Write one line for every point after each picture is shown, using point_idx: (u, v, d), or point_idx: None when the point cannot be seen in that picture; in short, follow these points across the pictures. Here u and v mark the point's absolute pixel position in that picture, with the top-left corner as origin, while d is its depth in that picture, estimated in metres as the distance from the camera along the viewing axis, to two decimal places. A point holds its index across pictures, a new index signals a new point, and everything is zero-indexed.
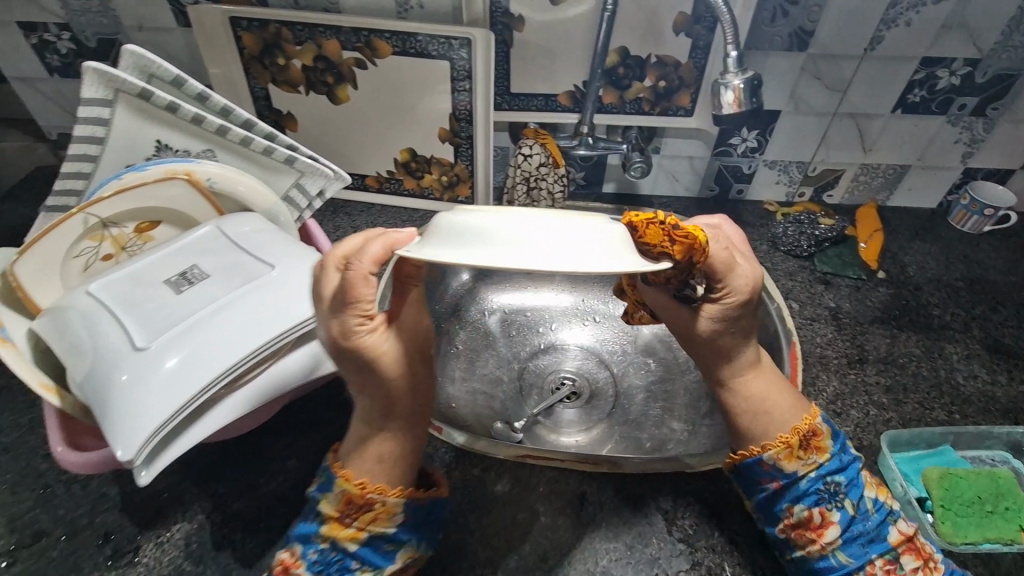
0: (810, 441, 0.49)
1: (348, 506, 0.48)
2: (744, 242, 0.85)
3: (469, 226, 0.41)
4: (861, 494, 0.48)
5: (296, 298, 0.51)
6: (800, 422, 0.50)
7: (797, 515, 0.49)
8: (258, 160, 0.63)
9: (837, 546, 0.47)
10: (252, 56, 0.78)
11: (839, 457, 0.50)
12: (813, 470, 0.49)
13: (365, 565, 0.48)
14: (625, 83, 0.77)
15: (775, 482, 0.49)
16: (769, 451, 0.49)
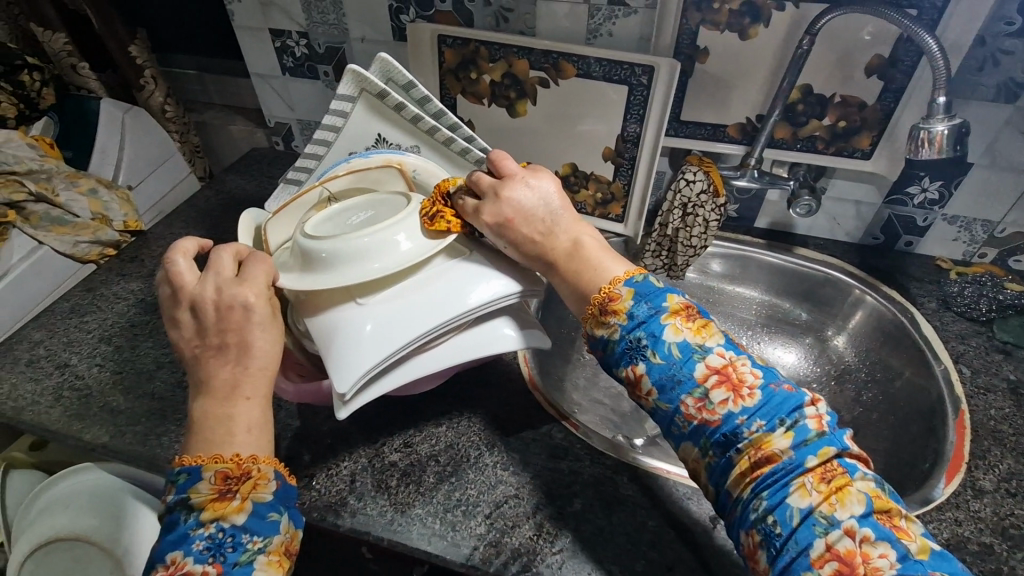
0: (607, 307, 0.50)
1: (225, 482, 0.44)
2: (909, 296, 0.80)
3: (321, 252, 0.55)
4: (662, 343, 0.47)
5: (481, 280, 0.57)
6: (603, 291, 0.51)
7: (624, 376, 0.48)
8: (453, 159, 0.70)
9: (654, 395, 0.47)
10: (449, 69, 0.89)
11: (637, 315, 0.49)
12: (617, 331, 0.49)
13: (256, 537, 0.44)
14: (801, 120, 0.77)
15: (599, 350, 0.51)
16: (585, 326, 0.52)
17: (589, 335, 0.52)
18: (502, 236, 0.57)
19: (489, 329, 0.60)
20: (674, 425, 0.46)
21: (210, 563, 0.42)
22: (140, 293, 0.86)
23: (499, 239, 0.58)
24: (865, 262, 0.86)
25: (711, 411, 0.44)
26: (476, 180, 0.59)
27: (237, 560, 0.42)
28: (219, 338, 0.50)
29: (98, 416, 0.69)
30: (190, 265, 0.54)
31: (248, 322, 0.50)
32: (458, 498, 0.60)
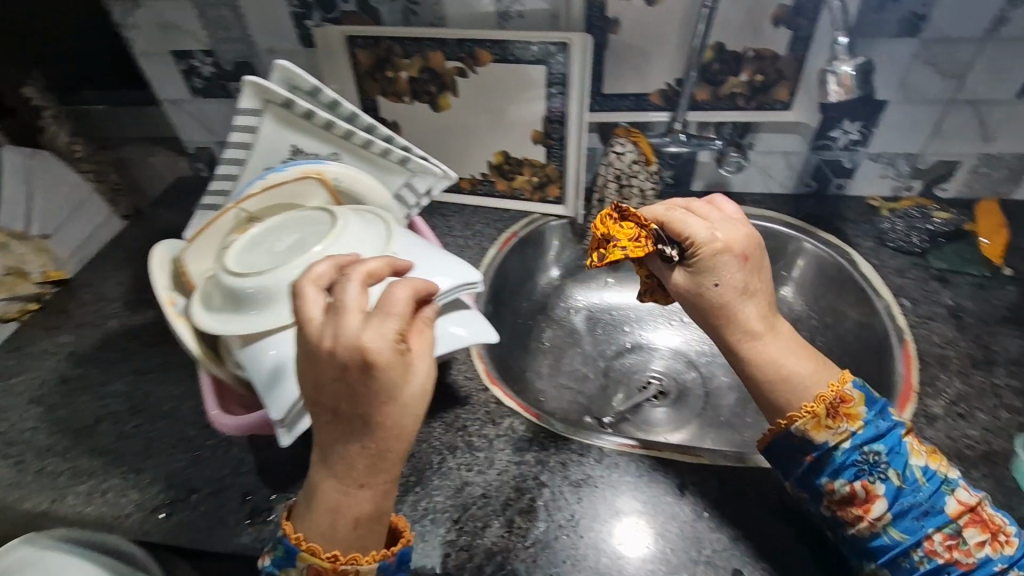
0: (840, 410, 0.51)
1: None
2: (847, 238, 0.82)
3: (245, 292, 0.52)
4: (904, 463, 0.50)
5: (416, 283, 0.55)
6: (829, 390, 0.52)
7: (840, 492, 0.50)
8: (375, 161, 0.69)
9: (890, 522, 0.48)
10: (365, 71, 0.86)
11: (875, 428, 0.51)
12: (849, 439, 0.50)
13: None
14: (720, 79, 0.77)
15: (811, 456, 0.51)
16: (796, 421, 0.51)
17: (779, 436, 0.53)
18: (700, 271, 0.58)
19: (430, 331, 0.58)
20: (903, 557, 0.48)
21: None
22: (72, 345, 0.81)
23: (714, 288, 0.57)
24: (802, 210, 0.87)
25: (965, 552, 0.47)
26: (684, 227, 0.58)
27: None
28: (336, 404, 0.42)
29: (35, 483, 0.64)
30: (319, 297, 0.43)
31: (370, 381, 0.40)
32: (426, 507, 0.58)
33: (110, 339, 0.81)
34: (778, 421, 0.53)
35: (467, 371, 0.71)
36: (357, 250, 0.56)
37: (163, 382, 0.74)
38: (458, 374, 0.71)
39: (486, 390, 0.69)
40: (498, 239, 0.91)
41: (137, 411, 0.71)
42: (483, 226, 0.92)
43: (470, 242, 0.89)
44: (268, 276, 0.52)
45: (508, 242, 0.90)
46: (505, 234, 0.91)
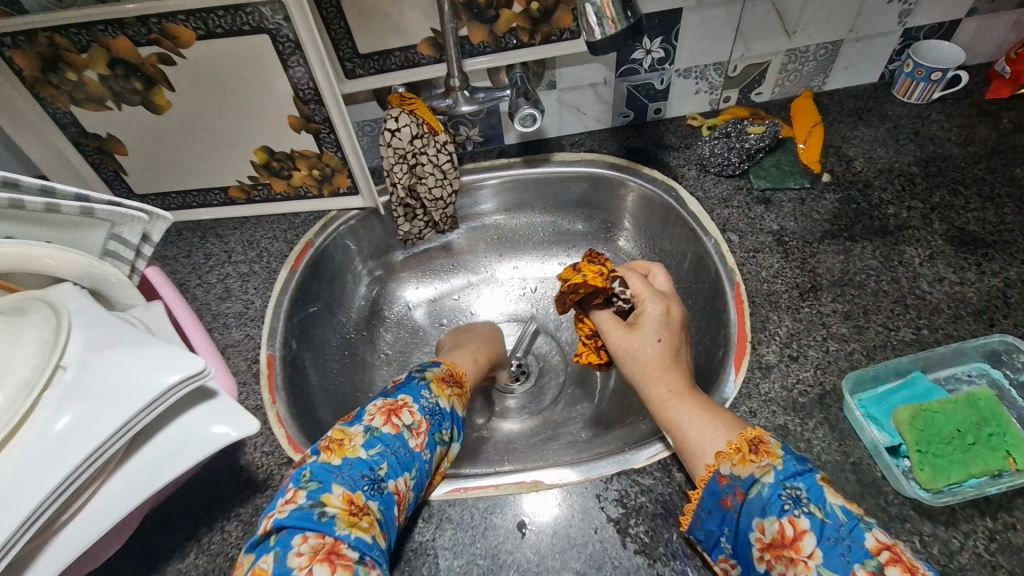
0: (757, 445, 0.43)
1: (449, 378, 0.59)
2: (670, 170, 0.75)
3: None
4: (824, 497, 0.40)
5: (104, 401, 0.40)
6: (745, 431, 0.45)
7: (768, 531, 0.40)
8: (45, 221, 0.50)
9: (817, 561, 0.38)
10: (35, 77, 0.63)
11: (791, 463, 0.42)
12: (771, 473, 0.42)
13: (448, 431, 0.54)
14: (491, 14, 0.64)
15: (738, 495, 0.42)
16: (722, 462, 0.44)
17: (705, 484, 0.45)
18: (659, 319, 0.54)
19: (158, 448, 0.44)
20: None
21: (427, 418, 0.53)
22: None
23: (661, 336, 0.53)
24: (624, 145, 0.78)
25: None
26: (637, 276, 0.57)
27: (438, 432, 0.53)
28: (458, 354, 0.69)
29: None
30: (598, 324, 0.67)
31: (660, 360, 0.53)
32: None
33: None
34: (705, 468, 0.45)
35: (264, 446, 0.57)
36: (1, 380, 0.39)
37: None
38: (255, 451, 0.57)
39: (291, 462, 0.56)
40: (290, 255, 0.73)
41: None
42: (268, 241, 0.75)
43: (254, 266, 0.73)
44: None
45: (303, 256, 0.73)
46: (298, 247, 0.74)
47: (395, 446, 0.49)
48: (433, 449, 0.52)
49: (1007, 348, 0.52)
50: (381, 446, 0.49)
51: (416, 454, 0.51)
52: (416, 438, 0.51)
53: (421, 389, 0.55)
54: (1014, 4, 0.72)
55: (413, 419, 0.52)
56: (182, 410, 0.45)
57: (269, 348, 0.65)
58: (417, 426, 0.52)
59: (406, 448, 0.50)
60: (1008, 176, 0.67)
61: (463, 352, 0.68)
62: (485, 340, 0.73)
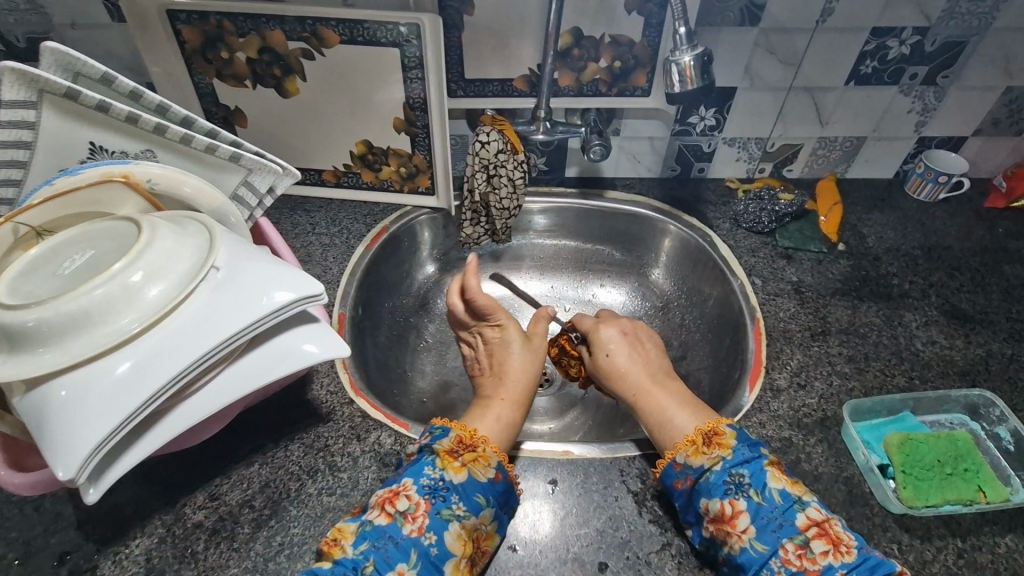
0: (711, 438, 0.54)
1: (459, 445, 0.54)
2: (707, 220, 0.86)
3: (19, 327, 0.43)
4: (765, 483, 0.50)
5: (243, 300, 0.49)
6: (702, 425, 0.55)
7: (712, 509, 0.50)
8: (200, 158, 0.60)
9: (751, 535, 0.48)
10: (194, 50, 0.75)
11: (741, 454, 0.52)
12: (719, 462, 0.52)
13: (462, 503, 0.49)
14: (580, 64, 0.77)
15: (688, 480, 0.53)
16: (679, 452, 0.54)
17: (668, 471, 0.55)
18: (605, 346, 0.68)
19: (269, 352, 0.52)
20: (763, 569, 0.47)
21: (426, 498, 0.49)
22: None
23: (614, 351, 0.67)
24: (668, 193, 0.90)
25: (812, 560, 0.46)
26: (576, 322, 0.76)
27: (442, 510, 0.49)
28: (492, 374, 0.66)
29: None
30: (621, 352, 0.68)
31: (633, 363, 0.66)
32: (281, 543, 0.53)
33: None
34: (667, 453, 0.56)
35: (329, 385, 0.65)
36: (168, 267, 0.48)
37: None
38: (320, 388, 0.65)
39: (350, 403, 0.63)
40: (367, 236, 0.83)
41: None
42: (349, 222, 0.85)
43: (335, 240, 0.83)
44: (48, 306, 0.43)
45: (378, 238, 0.83)
46: (375, 230, 0.84)
47: (383, 539, 0.47)
48: (438, 529, 0.48)
49: (984, 402, 0.61)
50: (370, 542, 0.46)
51: (414, 540, 0.47)
52: (412, 524, 0.48)
53: (425, 467, 0.51)
54: (1013, 131, 0.85)
55: (409, 504, 0.49)
56: (290, 327, 0.54)
57: (341, 308, 0.74)
58: (413, 509, 0.48)
59: (399, 538, 0.47)
60: (997, 271, 0.78)
61: (493, 407, 0.60)
62: (514, 388, 0.63)
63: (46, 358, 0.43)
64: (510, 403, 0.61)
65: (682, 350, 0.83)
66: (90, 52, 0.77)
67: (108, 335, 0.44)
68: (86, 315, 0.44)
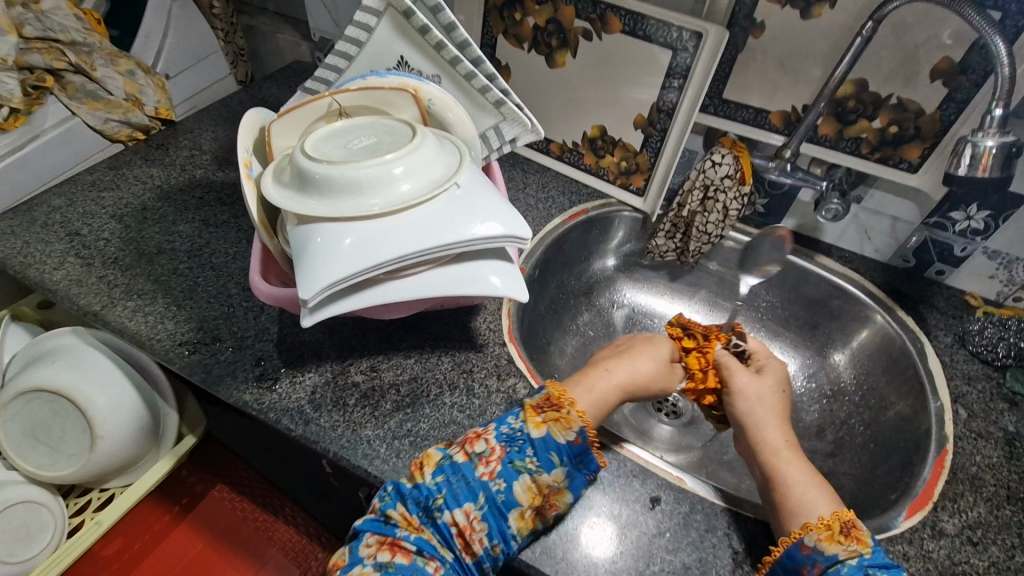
0: (850, 529, 0.48)
1: (545, 403, 0.54)
2: (924, 326, 0.76)
3: (314, 175, 0.55)
4: None
5: (468, 219, 0.56)
6: (841, 513, 0.50)
7: None
8: (472, 95, 0.68)
9: None
10: (496, 6, 0.85)
11: (880, 559, 0.46)
12: (855, 557, 0.46)
13: (535, 458, 0.51)
14: (850, 118, 0.72)
15: (816, 568, 0.47)
16: (809, 533, 0.49)
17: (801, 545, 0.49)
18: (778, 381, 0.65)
19: (467, 270, 0.59)
20: None
21: (501, 445, 0.51)
22: (158, 179, 0.87)
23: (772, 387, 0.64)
24: (889, 282, 0.81)
25: None
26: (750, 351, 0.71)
27: (515, 461, 0.50)
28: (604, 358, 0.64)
29: (95, 285, 0.71)
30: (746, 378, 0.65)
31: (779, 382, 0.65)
32: (409, 429, 0.61)
33: (192, 184, 0.86)
34: (792, 531, 0.50)
35: (491, 322, 0.71)
36: (423, 170, 0.57)
37: (224, 239, 0.79)
38: (482, 322, 0.72)
39: (503, 345, 0.69)
40: (567, 211, 0.88)
41: (194, 255, 0.76)
42: (556, 193, 0.91)
43: (539, 204, 0.89)
44: (338, 168, 0.54)
45: (576, 217, 0.88)
46: (576, 209, 0.89)
47: (457, 476, 0.50)
48: (509, 478, 0.50)
49: None
50: (445, 474, 0.50)
51: (484, 483, 0.49)
52: (485, 468, 0.50)
53: (509, 419, 0.54)
54: None
55: (486, 447, 0.51)
56: (489, 258, 0.60)
57: (524, 264, 0.80)
58: (488, 454, 0.51)
59: (471, 478, 0.49)
60: None
61: (591, 376, 0.59)
62: (637, 373, 0.61)
63: (323, 205, 0.54)
64: (611, 381, 0.59)
65: (834, 448, 0.77)
66: None
67: (367, 206, 0.55)
68: (358, 184, 0.55)
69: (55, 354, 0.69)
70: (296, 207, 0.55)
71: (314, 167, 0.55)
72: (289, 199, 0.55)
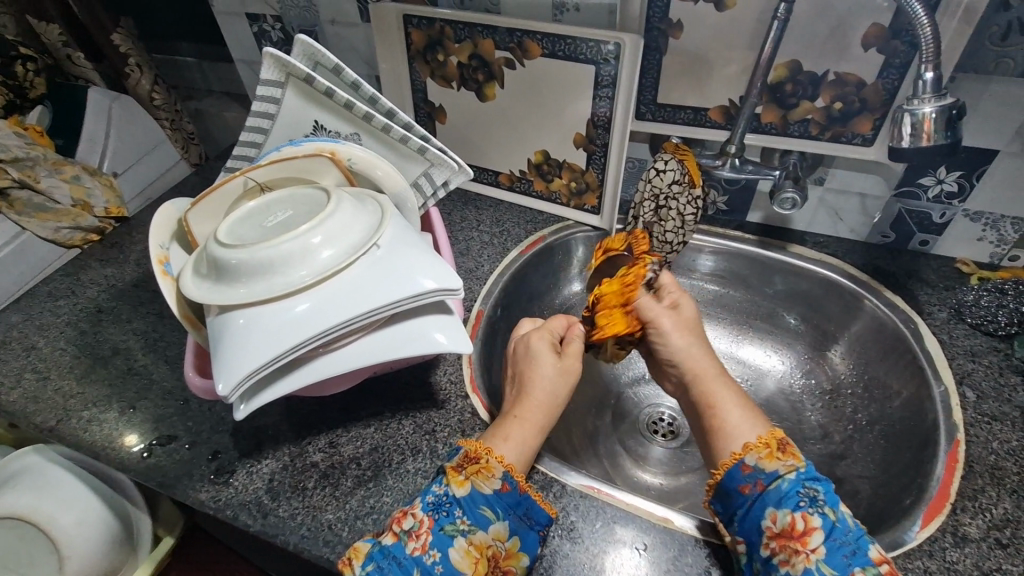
0: (786, 447, 0.50)
1: (465, 460, 0.52)
2: (916, 303, 0.71)
3: (227, 262, 0.53)
4: (839, 505, 0.47)
5: (392, 279, 0.53)
6: (775, 431, 0.52)
7: (780, 521, 0.47)
8: (394, 147, 0.67)
9: (821, 555, 0.44)
10: (417, 51, 0.83)
11: (812, 469, 0.49)
12: (793, 471, 0.49)
13: (466, 517, 0.49)
14: (791, 101, 0.68)
15: (757, 485, 0.49)
16: (749, 453, 0.50)
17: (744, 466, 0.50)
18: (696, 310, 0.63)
19: (403, 331, 0.56)
20: None
21: (429, 514, 0.49)
22: (112, 278, 0.86)
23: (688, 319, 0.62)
24: (871, 262, 0.76)
25: None
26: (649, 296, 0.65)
27: (445, 525, 0.48)
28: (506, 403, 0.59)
29: (50, 400, 0.70)
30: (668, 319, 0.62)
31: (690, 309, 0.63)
32: (371, 506, 0.57)
33: (147, 278, 0.86)
34: (731, 454, 0.52)
35: (452, 375, 0.68)
36: (342, 236, 0.55)
37: (178, 330, 0.78)
38: (443, 375, 0.68)
39: (465, 397, 0.66)
40: (524, 242, 0.85)
41: (148, 352, 0.75)
42: (512, 225, 0.88)
43: (495, 240, 0.86)
44: (249, 251, 0.52)
45: (533, 246, 0.84)
46: (533, 237, 0.86)
47: (388, 559, 0.47)
48: (441, 546, 0.47)
49: None
50: (376, 561, 0.47)
51: (417, 559, 0.47)
52: (415, 542, 0.47)
53: (434, 488, 0.52)
54: None
55: (414, 521, 0.49)
56: (427, 314, 0.57)
57: (481, 305, 0.77)
58: (417, 527, 0.48)
59: (402, 557, 0.47)
60: None
61: (508, 425, 0.56)
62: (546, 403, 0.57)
63: (240, 292, 0.53)
64: (531, 426, 0.56)
65: (843, 449, 0.71)
66: (340, 45, 0.91)
67: (285, 284, 0.52)
68: (272, 265, 0.53)
69: (19, 478, 0.68)
70: (212, 299, 0.53)
71: (225, 254, 0.53)
72: (204, 292, 0.53)
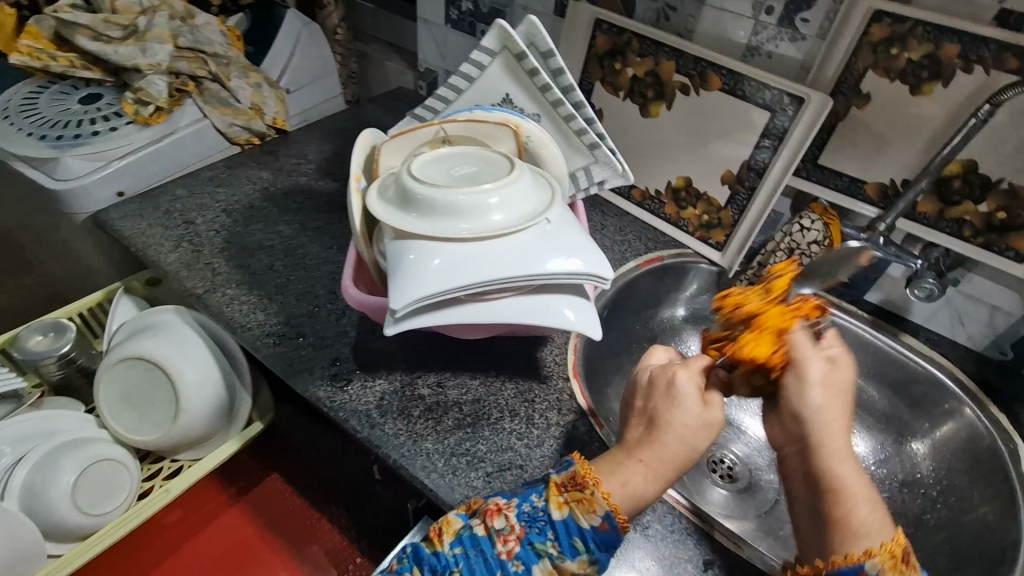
0: (908, 558, 0.45)
1: (572, 481, 0.51)
2: (1020, 426, 0.71)
3: (416, 197, 0.59)
4: None
5: (554, 253, 0.58)
6: (898, 537, 0.46)
7: None
8: (568, 136, 0.71)
9: None
10: (596, 55, 0.88)
11: None
12: None
13: (557, 542, 0.49)
14: (953, 198, 0.70)
15: None
16: (873, 560, 0.44)
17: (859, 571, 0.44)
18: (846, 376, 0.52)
19: (544, 302, 0.60)
20: None
21: (522, 524, 0.49)
22: (266, 182, 0.94)
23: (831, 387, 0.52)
24: (982, 374, 0.76)
25: None
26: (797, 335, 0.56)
27: (535, 542, 0.49)
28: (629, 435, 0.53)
29: (201, 271, 0.78)
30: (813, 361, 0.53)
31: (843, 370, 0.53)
32: (466, 449, 0.62)
33: (295, 189, 0.94)
34: (848, 553, 0.45)
35: (557, 356, 0.72)
36: (516, 203, 0.60)
37: (316, 243, 0.85)
38: (549, 354, 0.72)
39: (566, 380, 0.69)
40: (642, 256, 0.89)
41: (288, 255, 0.82)
42: (633, 238, 0.92)
43: (614, 247, 0.90)
44: (439, 192, 0.58)
45: (650, 263, 0.88)
46: (652, 255, 0.89)
47: (475, 551, 0.49)
48: (526, 560, 0.48)
49: None
50: (464, 547, 0.49)
51: (501, 562, 0.48)
52: (503, 546, 0.49)
53: (533, 496, 0.51)
54: None
55: (505, 524, 0.50)
56: (568, 294, 0.61)
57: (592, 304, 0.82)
58: (507, 532, 0.49)
59: (489, 554, 0.49)
60: None
61: (631, 467, 0.51)
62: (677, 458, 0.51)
63: (420, 224, 0.58)
64: (652, 474, 0.51)
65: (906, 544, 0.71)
66: None
67: (459, 230, 0.58)
68: (454, 210, 0.58)
69: (157, 329, 0.76)
70: (394, 224, 0.59)
71: (416, 188, 0.59)
72: (388, 215, 0.59)
